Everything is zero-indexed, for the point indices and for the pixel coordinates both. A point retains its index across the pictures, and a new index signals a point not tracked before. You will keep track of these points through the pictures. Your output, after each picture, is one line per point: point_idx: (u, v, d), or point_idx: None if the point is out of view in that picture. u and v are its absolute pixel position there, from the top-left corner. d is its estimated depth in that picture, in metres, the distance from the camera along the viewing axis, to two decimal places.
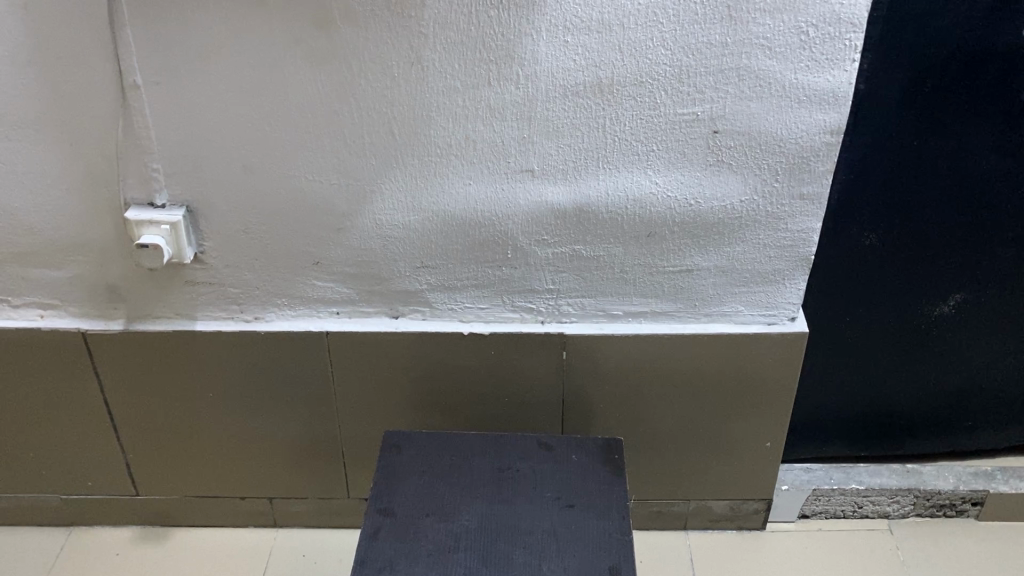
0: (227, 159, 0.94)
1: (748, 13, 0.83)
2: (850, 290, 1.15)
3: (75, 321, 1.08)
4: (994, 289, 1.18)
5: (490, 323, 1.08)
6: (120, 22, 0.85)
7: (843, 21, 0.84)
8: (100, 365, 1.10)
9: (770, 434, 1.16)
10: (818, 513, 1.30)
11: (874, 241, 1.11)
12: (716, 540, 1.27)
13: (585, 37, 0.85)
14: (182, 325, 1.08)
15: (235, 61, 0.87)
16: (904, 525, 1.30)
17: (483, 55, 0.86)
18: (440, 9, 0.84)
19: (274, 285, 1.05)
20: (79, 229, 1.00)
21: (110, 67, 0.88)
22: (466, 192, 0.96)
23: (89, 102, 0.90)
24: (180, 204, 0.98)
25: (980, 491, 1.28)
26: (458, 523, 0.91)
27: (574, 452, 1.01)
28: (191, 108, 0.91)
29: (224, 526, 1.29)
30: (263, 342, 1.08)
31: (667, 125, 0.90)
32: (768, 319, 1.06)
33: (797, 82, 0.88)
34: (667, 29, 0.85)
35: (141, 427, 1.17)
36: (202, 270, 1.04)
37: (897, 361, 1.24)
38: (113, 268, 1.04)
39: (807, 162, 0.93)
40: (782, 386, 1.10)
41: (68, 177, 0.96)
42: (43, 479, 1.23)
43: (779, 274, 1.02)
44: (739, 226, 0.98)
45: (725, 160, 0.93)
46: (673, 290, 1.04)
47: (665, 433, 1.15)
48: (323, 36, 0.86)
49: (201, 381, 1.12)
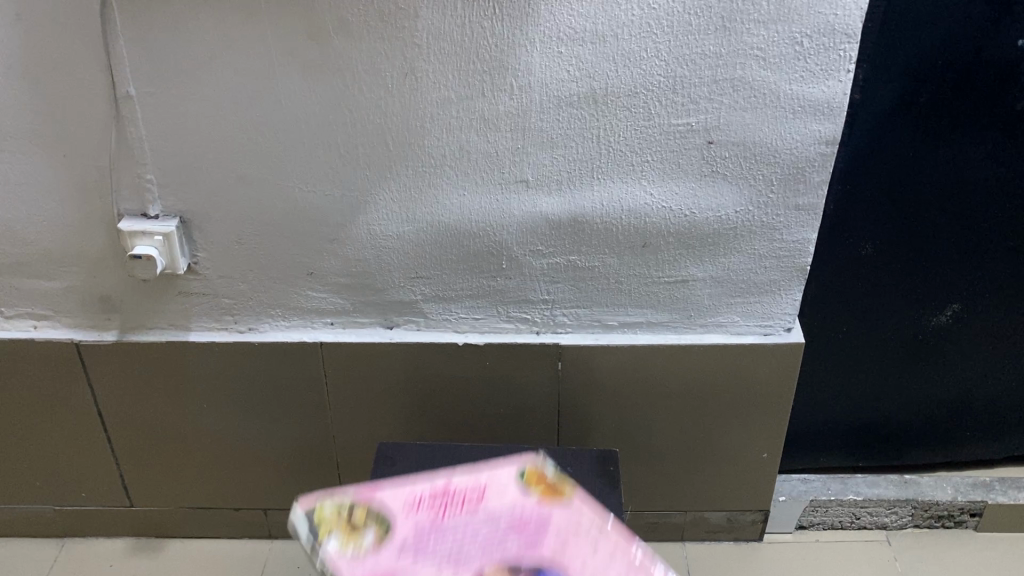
0: (221, 169, 0.94)
1: (742, 23, 0.83)
2: (846, 300, 1.15)
3: (69, 332, 1.08)
4: (992, 298, 1.17)
5: (485, 333, 1.07)
6: (113, 33, 0.85)
7: (838, 32, 0.84)
8: (93, 375, 1.10)
9: (768, 445, 1.15)
10: (815, 524, 1.30)
11: (870, 252, 1.10)
12: (713, 551, 1.26)
13: (579, 47, 0.85)
14: (176, 336, 1.07)
15: (229, 72, 0.87)
16: (902, 536, 1.29)
17: (477, 65, 0.86)
18: (433, 20, 0.84)
19: (269, 296, 1.04)
20: (73, 239, 1.00)
21: (104, 76, 0.88)
22: (461, 203, 0.95)
23: (83, 112, 0.90)
24: (174, 215, 0.97)
25: (979, 501, 1.27)
26: None
27: (568, 464, 1.00)
28: (184, 118, 0.90)
29: (218, 537, 1.28)
30: (257, 352, 1.07)
31: (661, 135, 0.90)
32: (765, 329, 1.06)
33: (793, 93, 0.87)
34: (661, 40, 0.84)
35: (134, 437, 1.16)
36: (195, 280, 1.03)
37: (894, 372, 1.24)
38: (106, 278, 1.03)
39: (803, 172, 0.92)
40: (778, 397, 1.10)
41: (62, 188, 0.96)
42: (38, 490, 1.22)
43: (776, 285, 1.02)
44: (735, 235, 0.97)
45: (720, 169, 0.93)
46: (669, 300, 1.03)
47: (662, 444, 1.15)
48: (318, 46, 0.86)
49: (195, 390, 1.11)
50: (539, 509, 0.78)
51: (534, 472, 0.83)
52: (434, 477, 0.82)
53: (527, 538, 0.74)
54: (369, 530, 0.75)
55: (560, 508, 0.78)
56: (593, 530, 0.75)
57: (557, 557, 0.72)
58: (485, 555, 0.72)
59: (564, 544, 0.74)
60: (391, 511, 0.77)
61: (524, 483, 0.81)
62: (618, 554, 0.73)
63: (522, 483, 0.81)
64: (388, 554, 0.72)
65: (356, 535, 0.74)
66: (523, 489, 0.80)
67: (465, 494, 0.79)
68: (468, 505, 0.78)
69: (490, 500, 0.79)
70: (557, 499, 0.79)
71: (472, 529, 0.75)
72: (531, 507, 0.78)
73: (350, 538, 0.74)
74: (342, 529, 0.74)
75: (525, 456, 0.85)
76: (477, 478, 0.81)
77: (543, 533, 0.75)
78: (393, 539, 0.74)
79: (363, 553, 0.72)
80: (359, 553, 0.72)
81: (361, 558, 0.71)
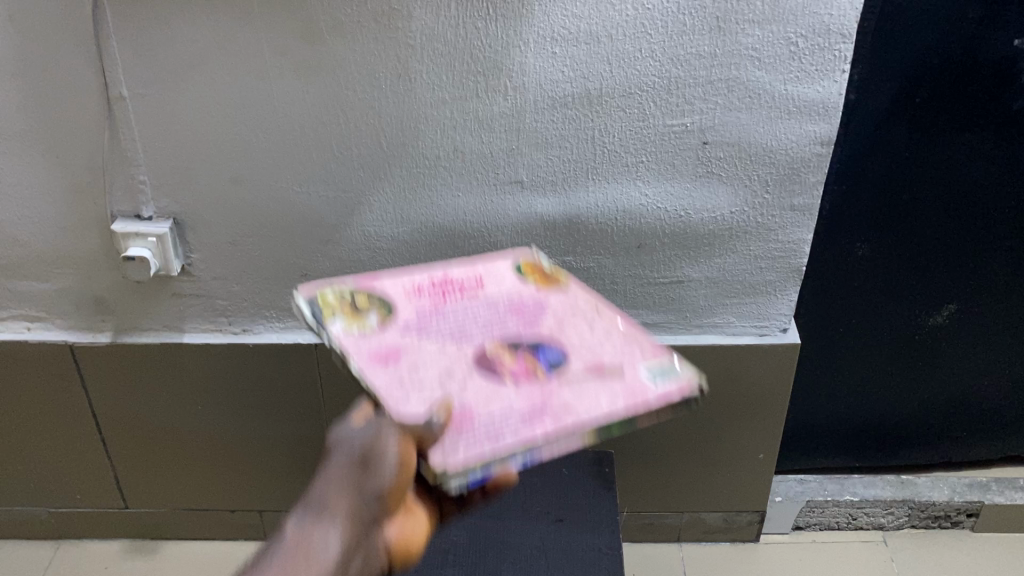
0: (215, 171, 0.94)
1: (737, 23, 0.83)
2: (842, 300, 1.15)
3: (63, 334, 1.07)
4: (988, 298, 1.17)
5: None
6: (105, 35, 0.85)
7: (832, 32, 0.83)
8: (88, 377, 1.10)
9: (764, 446, 1.15)
10: (812, 525, 1.30)
11: (866, 252, 1.10)
12: (710, 552, 1.26)
13: (573, 48, 0.85)
14: (170, 338, 1.07)
15: (222, 73, 0.87)
16: (899, 536, 1.29)
17: (471, 66, 0.86)
18: (426, 21, 0.83)
19: (264, 298, 1.04)
20: (66, 241, 0.99)
21: (97, 78, 0.88)
22: (455, 204, 0.95)
23: (76, 113, 0.90)
24: (167, 216, 0.97)
25: (976, 502, 1.27)
26: (447, 538, 0.93)
27: (565, 466, 1.02)
28: (177, 119, 0.90)
29: (215, 539, 1.28)
30: (252, 354, 1.07)
31: (656, 136, 0.90)
32: (761, 330, 1.06)
33: (787, 93, 0.87)
34: (656, 41, 0.84)
35: (129, 439, 1.16)
36: (189, 282, 1.03)
37: (891, 371, 1.23)
38: (99, 280, 1.03)
39: (798, 173, 0.92)
40: (774, 397, 1.10)
41: (55, 190, 0.95)
42: (32, 492, 1.22)
43: (770, 286, 1.02)
44: (731, 236, 0.97)
45: (715, 170, 0.92)
46: (665, 301, 1.03)
47: (658, 445, 1.15)
48: (311, 47, 0.85)
49: (189, 391, 1.11)
50: (536, 294, 0.79)
51: (528, 265, 0.84)
52: (431, 270, 0.81)
53: (525, 316, 0.75)
54: (374, 312, 0.73)
55: (556, 293, 0.80)
56: (586, 308, 0.77)
57: (555, 335, 0.73)
58: (488, 327, 0.73)
59: (562, 322, 0.75)
60: (391, 294, 0.76)
61: (517, 274, 0.82)
62: (610, 327, 0.75)
63: (516, 275, 0.82)
64: (393, 331, 0.71)
65: (360, 316, 0.72)
66: (519, 279, 0.81)
67: (462, 282, 0.80)
68: (467, 291, 0.79)
69: (488, 287, 0.79)
70: (552, 287, 0.81)
71: (475, 308, 0.76)
72: (527, 291, 0.79)
73: (355, 319, 0.72)
74: (347, 312, 0.73)
75: (518, 251, 0.87)
76: (472, 270, 0.82)
77: (540, 312, 0.76)
78: (399, 318, 0.73)
79: (370, 330, 0.71)
80: (367, 329, 0.71)
81: (369, 335, 0.70)
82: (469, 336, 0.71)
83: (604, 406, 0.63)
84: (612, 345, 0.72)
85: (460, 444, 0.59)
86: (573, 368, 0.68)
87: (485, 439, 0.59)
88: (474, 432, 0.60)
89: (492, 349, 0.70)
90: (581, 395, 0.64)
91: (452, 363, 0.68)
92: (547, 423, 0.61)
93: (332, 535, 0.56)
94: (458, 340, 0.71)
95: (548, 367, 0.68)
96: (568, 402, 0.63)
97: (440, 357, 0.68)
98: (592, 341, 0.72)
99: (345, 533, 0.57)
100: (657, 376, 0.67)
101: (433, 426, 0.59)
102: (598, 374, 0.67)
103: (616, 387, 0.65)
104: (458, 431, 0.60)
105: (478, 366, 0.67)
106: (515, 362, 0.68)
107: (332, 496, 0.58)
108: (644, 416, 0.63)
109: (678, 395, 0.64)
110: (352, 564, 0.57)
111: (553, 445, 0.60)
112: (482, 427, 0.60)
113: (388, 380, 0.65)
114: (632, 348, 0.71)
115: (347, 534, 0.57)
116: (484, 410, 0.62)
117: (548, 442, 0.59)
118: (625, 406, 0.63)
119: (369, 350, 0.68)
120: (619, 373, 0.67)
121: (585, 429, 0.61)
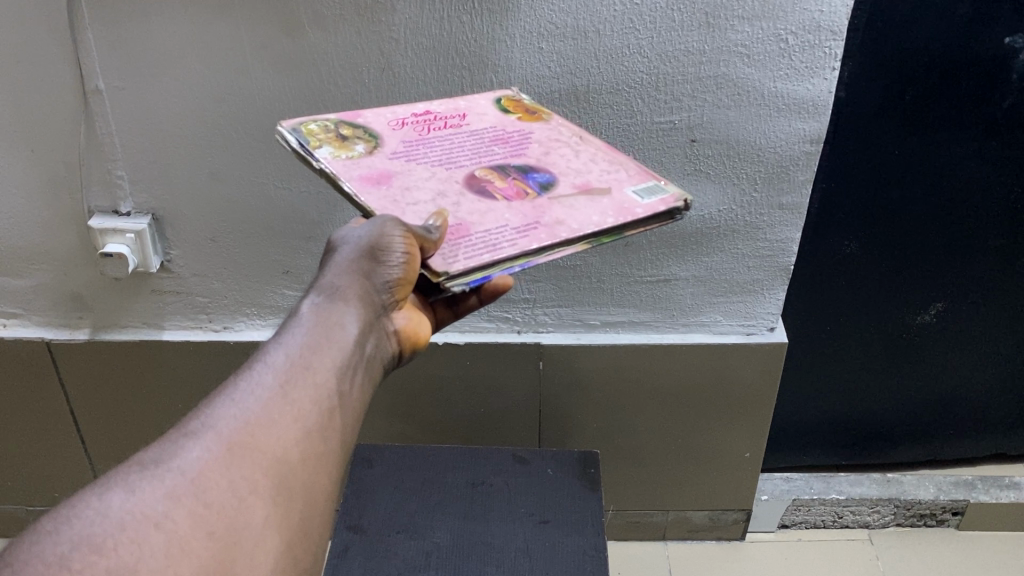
0: (194, 166, 0.92)
1: (726, 19, 0.82)
2: (827, 298, 1.14)
3: (39, 330, 1.06)
4: (975, 297, 1.17)
5: (465, 332, 1.05)
6: (80, 25, 0.82)
7: (823, 29, 0.82)
8: (66, 373, 1.08)
9: (750, 444, 1.14)
10: (797, 523, 1.30)
11: (854, 250, 1.09)
12: (695, 551, 1.26)
13: (561, 43, 0.83)
14: (150, 335, 1.06)
15: (201, 67, 0.85)
16: (885, 535, 1.29)
17: (457, 61, 0.84)
18: (411, 14, 0.82)
19: (244, 295, 1.02)
20: (40, 237, 0.97)
21: (73, 70, 0.85)
22: None
23: (50, 105, 0.88)
24: (145, 212, 0.95)
25: (961, 500, 1.27)
26: (430, 540, 0.93)
27: (549, 465, 1.02)
28: (155, 112, 0.88)
29: None
30: (233, 351, 1.06)
31: (644, 133, 0.89)
32: (746, 329, 1.05)
33: (776, 91, 0.86)
34: (643, 36, 0.83)
35: (107, 436, 1.14)
36: (169, 279, 1.01)
37: (877, 371, 1.24)
38: (77, 277, 1.01)
39: (786, 172, 0.91)
40: (760, 396, 1.09)
41: (28, 184, 0.93)
42: (9, 490, 1.20)
43: (758, 284, 1.01)
44: (717, 236, 0.96)
45: (703, 168, 0.91)
46: (652, 300, 1.02)
47: (643, 444, 1.14)
48: (291, 40, 0.83)
49: (169, 387, 1.10)
50: (519, 125, 0.75)
51: (509, 100, 0.79)
52: (413, 105, 0.76)
53: (511, 145, 0.72)
54: (360, 142, 0.70)
55: (539, 126, 0.75)
56: (569, 136, 0.74)
57: (542, 160, 0.70)
58: (477, 155, 0.70)
59: (547, 148, 0.72)
60: (375, 126, 0.72)
61: (499, 108, 0.77)
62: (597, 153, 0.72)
63: (500, 109, 0.77)
64: (380, 159, 0.68)
65: (347, 144, 0.69)
66: (501, 113, 0.76)
67: (447, 115, 0.75)
68: (451, 123, 0.74)
69: (472, 119, 0.75)
70: (534, 121, 0.76)
71: (460, 137, 0.72)
72: (511, 123, 0.75)
73: (342, 147, 0.68)
74: (332, 141, 0.69)
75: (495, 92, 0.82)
76: (453, 105, 0.77)
77: (524, 141, 0.72)
78: (383, 147, 0.69)
79: (359, 157, 0.68)
80: (355, 157, 0.68)
81: (358, 161, 0.67)
82: (458, 163, 0.69)
83: (594, 220, 0.63)
84: (596, 168, 0.70)
85: (459, 250, 0.60)
86: (560, 188, 0.67)
87: (483, 247, 0.60)
88: (471, 241, 0.61)
89: (480, 172, 0.68)
90: (573, 209, 0.64)
91: (444, 185, 0.66)
92: (541, 234, 0.61)
93: (348, 317, 0.59)
94: (447, 166, 0.68)
95: (537, 188, 0.66)
96: (560, 216, 0.64)
97: (431, 180, 0.67)
98: (578, 165, 0.70)
99: (359, 315, 0.60)
100: (642, 193, 0.66)
101: (432, 234, 0.60)
102: (585, 192, 0.66)
103: (604, 203, 0.65)
104: (455, 241, 0.61)
105: (468, 188, 0.66)
106: (505, 184, 0.67)
107: (343, 284, 0.61)
108: (630, 228, 0.64)
109: (661, 208, 0.65)
110: (365, 343, 0.60)
111: (547, 253, 0.61)
112: (478, 240, 0.61)
113: (382, 200, 0.64)
114: (617, 169, 0.70)
115: (361, 316, 0.60)
116: (479, 224, 0.63)
117: (542, 251, 0.61)
118: (613, 220, 0.63)
119: (359, 174, 0.66)
120: (605, 192, 0.67)
121: (578, 239, 0.62)
